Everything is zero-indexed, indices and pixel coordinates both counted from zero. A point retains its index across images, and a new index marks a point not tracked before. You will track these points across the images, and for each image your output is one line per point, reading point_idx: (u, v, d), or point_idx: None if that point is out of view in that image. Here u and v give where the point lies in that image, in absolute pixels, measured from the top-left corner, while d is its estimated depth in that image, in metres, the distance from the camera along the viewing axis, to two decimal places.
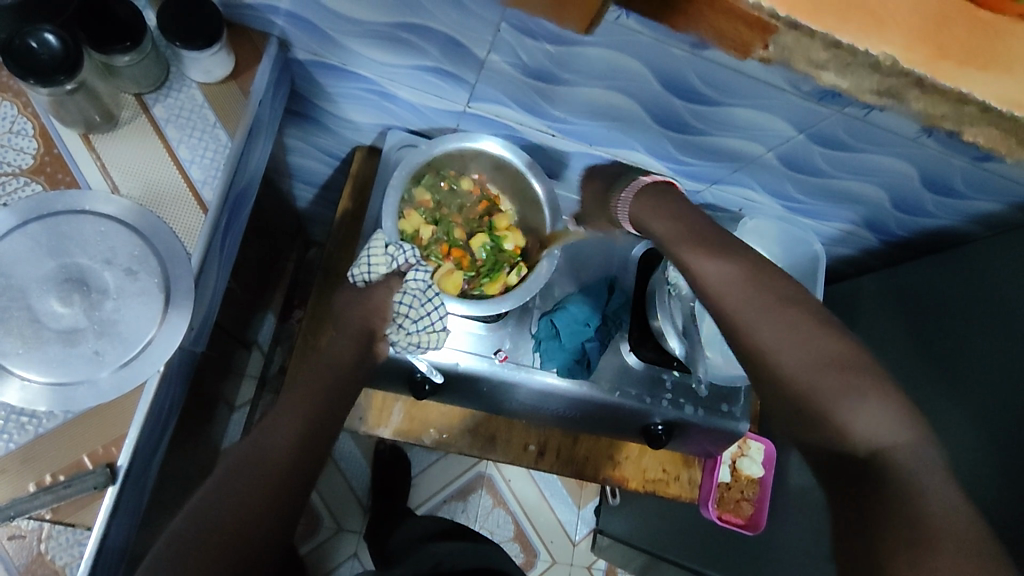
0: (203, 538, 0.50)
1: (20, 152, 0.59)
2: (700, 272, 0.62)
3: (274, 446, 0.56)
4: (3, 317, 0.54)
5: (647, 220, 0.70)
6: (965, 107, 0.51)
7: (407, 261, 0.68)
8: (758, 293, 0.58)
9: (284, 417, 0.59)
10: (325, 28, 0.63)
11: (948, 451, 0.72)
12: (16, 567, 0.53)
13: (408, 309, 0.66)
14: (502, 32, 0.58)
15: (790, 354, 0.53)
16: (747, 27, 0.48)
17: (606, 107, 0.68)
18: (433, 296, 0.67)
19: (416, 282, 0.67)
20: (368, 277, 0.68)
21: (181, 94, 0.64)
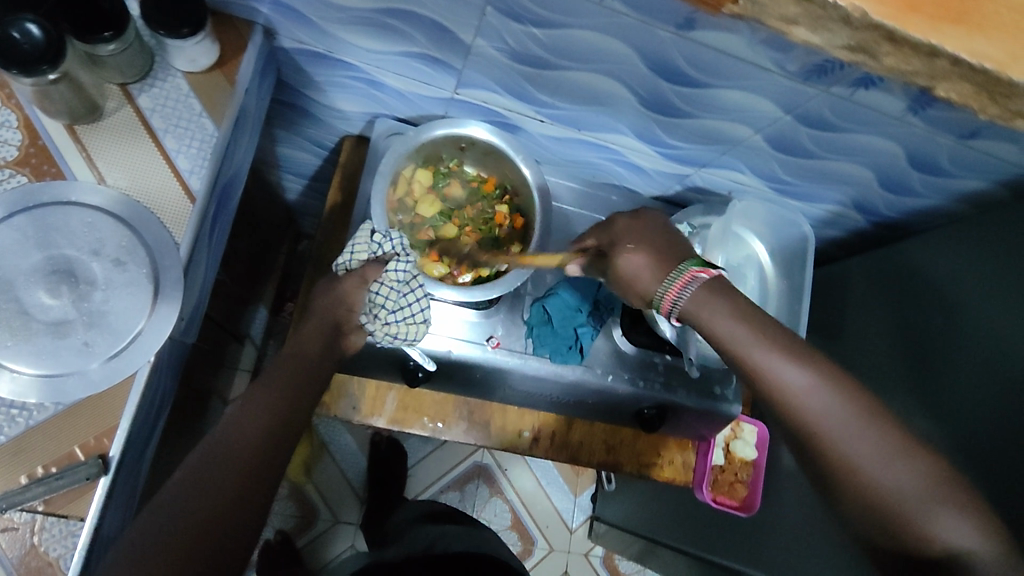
0: (163, 546, 0.47)
1: (4, 144, 0.58)
2: (775, 381, 0.50)
3: (236, 440, 0.54)
4: None
5: (699, 309, 0.55)
6: (937, 60, 0.45)
7: (393, 249, 0.67)
8: (842, 399, 0.48)
9: (247, 408, 0.56)
10: (311, 15, 0.63)
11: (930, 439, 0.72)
12: (11, 559, 0.53)
13: (386, 300, 0.65)
14: (487, 15, 0.58)
15: (894, 472, 0.46)
16: None
17: (594, 90, 0.67)
18: (415, 286, 0.67)
19: (395, 272, 0.66)
20: (349, 265, 0.67)
21: (166, 83, 0.63)
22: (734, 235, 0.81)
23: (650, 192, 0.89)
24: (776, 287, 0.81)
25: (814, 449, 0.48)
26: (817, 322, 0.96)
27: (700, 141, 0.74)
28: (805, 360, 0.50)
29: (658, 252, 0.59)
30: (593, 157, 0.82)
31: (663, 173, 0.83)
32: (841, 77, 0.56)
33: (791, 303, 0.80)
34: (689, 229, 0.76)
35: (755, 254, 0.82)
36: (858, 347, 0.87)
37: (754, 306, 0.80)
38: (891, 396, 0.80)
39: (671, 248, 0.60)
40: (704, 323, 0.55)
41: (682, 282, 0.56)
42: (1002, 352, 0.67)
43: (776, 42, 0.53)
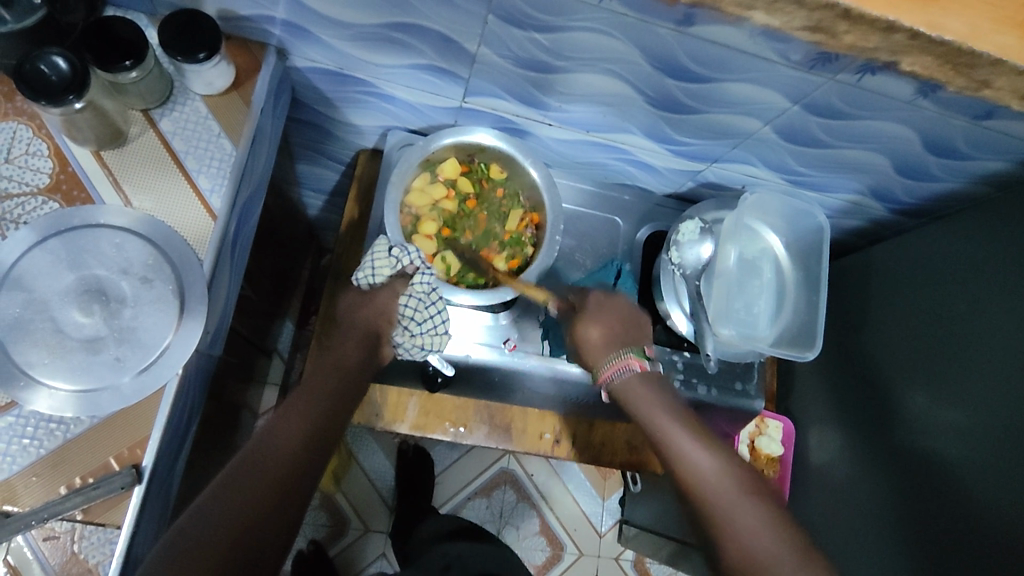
0: (211, 536, 0.49)
1: (36, 171, 0.61)
2: (688, 469, 0.58)
3: (272, 452, 0.54)
4: (29, 330, 0.57)
5: (624, 386, 0.63)
6: (895, 35, 0.48)
7: (412, 263, 0.68)
8: (738, 488, 0.57)
9: (281, 422, 0.57)
10: (321, 34, 0.66)
11: (962, 429, 0.70)
12: (52, 566, 0.55)
13: (414, 312, 0.67)
14: (489, 24, 0.60)
15: (729, 496, 0.57)
16: None
17: (599, 91, 0.68)
18: (436, 298, 0.68)
19: (422, 284, 0.68)
20: (372, 280, 0.67)
21: (186, 107, 0.66)
22: (746, 228, 0.77)
23: (663, 190, 0.89)
24: (795, 281, 0.77)
25: (706, 507, 0.57)
26: (844, 315, 0.93)
27: (708, 136, 0.74)
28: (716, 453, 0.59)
29: (616, 330, 0.66)
30: (602, 158, 0.83)
31: (673, 171, 0.83)
32: (846, 65, 0.56)
33: (810, 296, 0.76)
34: (701, 226, 0.74)
35: (771, 247, 0.78)
36: (884, 338, 0.85)
37: (772, 302, 0.77)
38: (915, 389, 0.78)
39: (635, 327, 0.67)
40: (627, 397, 0.63)
41: (623, 363, 0.63)
42: None
43: (776, 32, 0.54)
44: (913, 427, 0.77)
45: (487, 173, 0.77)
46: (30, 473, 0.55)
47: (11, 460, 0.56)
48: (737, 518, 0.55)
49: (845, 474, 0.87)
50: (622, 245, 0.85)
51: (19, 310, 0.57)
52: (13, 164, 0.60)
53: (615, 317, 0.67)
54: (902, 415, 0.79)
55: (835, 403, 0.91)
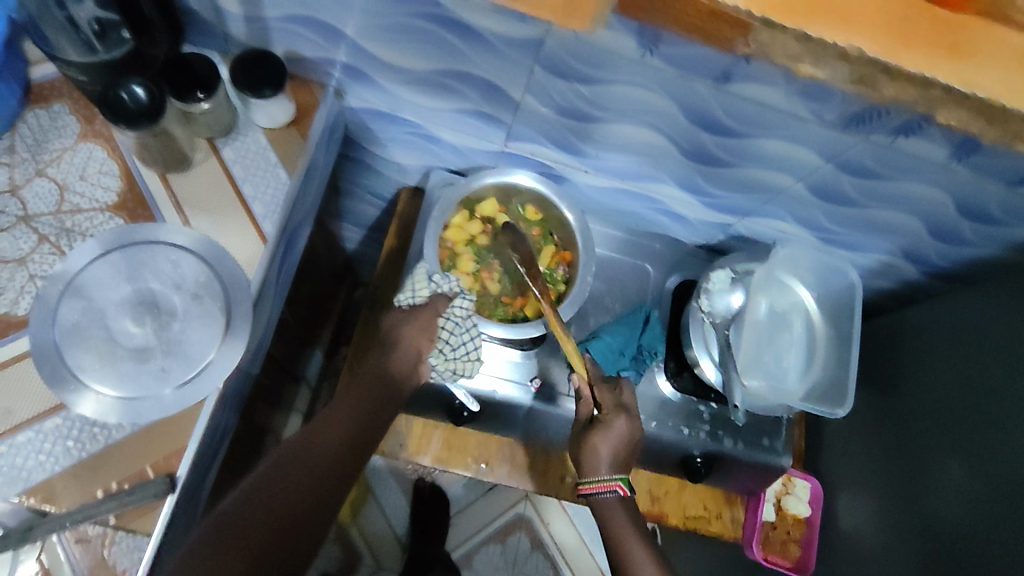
0: (250, 521, 0.52)
1: (106, 190, 0.65)
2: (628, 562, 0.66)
3: (308, 456, 0.57)
4: (84, 335, 0.59)
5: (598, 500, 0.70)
6: (932, 91, 0.51)
7: (452, 289, 0.71)
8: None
9: (319, 426, 0.60)
10: (377, 77, 0.70)
11: (990, 496, 0.70)
12: (83, 568, 0.57)
13: (449, 335, 0.68)
14: (536, 74, 0.63)
15: None
16: (727, 25, 0.50)
17: (635, 142, 0.71)
18: (471, 324, 0.69)
19: (460, 308, 0.69)
20: (413, 301, 0.70)
21: (248, 137, 0.69)
22: (778, 281, 0.78)
23: (693, 241, 0.90)
24: (824, 338, 0.77)
25: None
26: (875, 376, 0.92)
27: (741, 190, 0.76)
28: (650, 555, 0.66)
29: (619, 453, 0.70)
30: (637, 207, 0.85)
31: (705, 222, 0.85)
32: (881, 125, 0.58)
33: (840, 353, 0.76)
34: (732, 276, 0.75)
35: (801, 302, 0.78)
36: (913, 404, 0.84)
37: (802, 357, 0.76)
38: (946, 452, 0.77)
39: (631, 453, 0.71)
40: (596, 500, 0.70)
41: (606, 486, 0.68)
42: None
43: (812, 91, 0.56)
44: (942, 493, 0.76)
45: (522, 213, 0.79)
46: (69, 474, 0.57)
47: (54, 462, 0.57)
48: None
49: (872, 537, 0.86)
50: (652, 289, 0.86)
51: (77, 316, 0.60)
52: (86, 181, 0.64)
53: (621, 446, 0.70)
54: (931, 479, 0.79)
55: (863, 466, 0.90)
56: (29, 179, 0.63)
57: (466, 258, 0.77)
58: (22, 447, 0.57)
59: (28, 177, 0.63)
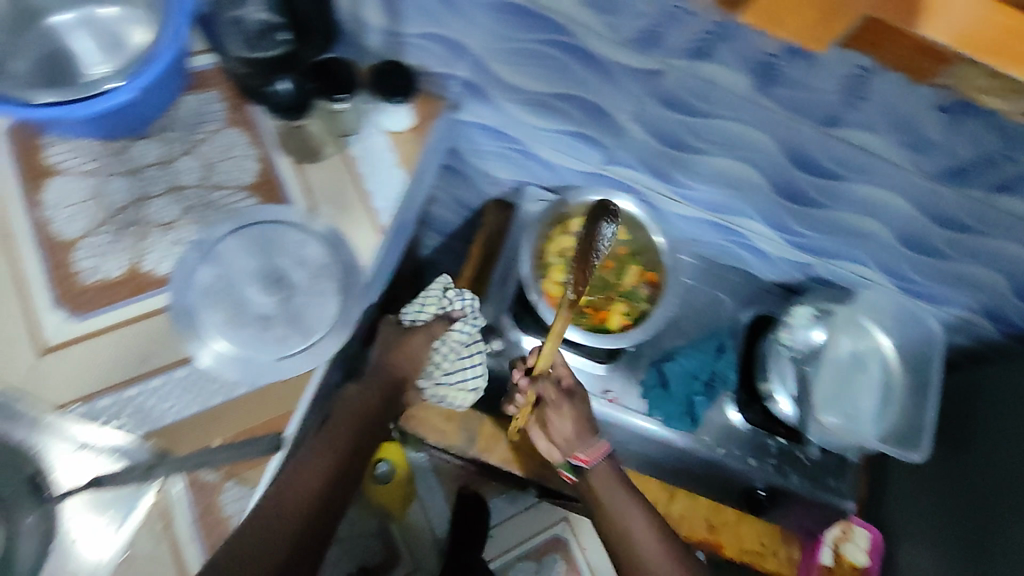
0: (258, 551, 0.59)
1: (245, 171, 0.71)
2: (620, 517, 0.73)
3: (311, 475, 0.65)
4: (217, 298, 0.65)
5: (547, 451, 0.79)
6: None
7: (463, 309, 0.79)
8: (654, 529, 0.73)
9: (317, 441, 0.67)
10: (494, 94, 0.76)
11: None
12: (193, 508, 0.61)
13: (440, 359, 0.80)
14: (647, 105, 0.68)
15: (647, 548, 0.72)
16: (925, 57, 0.45)
17: (729, 175, 0.75)
18: (467, 352, 0.81)
19: (461, 332, 0.79)
20: (417, 317, 0.77)
21: (372, 138, 0.75)
22: (858, 325, 0.81)
23: (769, 278, 0.92)
24: (900, 382, 0.79)
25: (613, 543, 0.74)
26: (943, 432, 0.92)
27: (827, 232, 0.78)
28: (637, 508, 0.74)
29: (579, 419, 0.75)
30: (719, 239, 0.88)
31: (784, 261, 0.87)
32: (979, 180, 0.61)
33: (914, 399, 0.79)
34: (810, 313, 0.81)
35: (879, 346, 0.80)
36: (976, 462, 0.84)
37: (876, 399, 0.79)
38: (1015, 517, 0.76)
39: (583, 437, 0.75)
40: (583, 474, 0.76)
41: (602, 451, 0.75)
42: None
43: (916, 142, 0.59)
44: (1008, 557, 0.76)
45: (611, 233, 0.82)
46: (189, 423, 0.63)
47: (174, 410, 0.63)
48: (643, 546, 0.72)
49: None
50: (726, 318, 0.89)
51: (212, 282, 0.65)
52: (229, 163, 0.71)
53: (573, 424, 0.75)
54: (998, 543, 0.78)
55: (920, 520, 0.90)
56: (180, 156, 0.70)
57: (558, 268, 0.81)
58: (152, 391, 0.62)
59: (180, 153, 0.70)
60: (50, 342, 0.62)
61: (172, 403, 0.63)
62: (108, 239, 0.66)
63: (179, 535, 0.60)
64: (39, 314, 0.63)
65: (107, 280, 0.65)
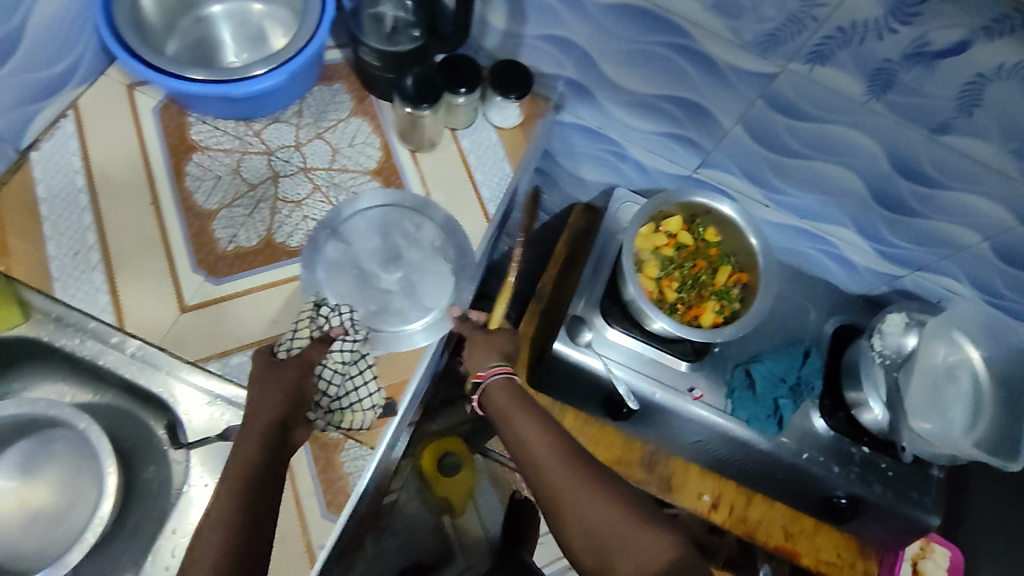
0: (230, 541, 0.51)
1: (368, 157, 0.76)
2: (535, 453, 0.62)
3: (248, 452, 0.55)
4: (343, 272, 0.69)
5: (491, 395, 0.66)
6: None
7: (338, 327, 0.64)
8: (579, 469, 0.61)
9: (254, 419, 0.57)
10: (599, 95, 0.80)
11: None
12: (314, 465, 0.64)
13: (327, 385, 0.63)
14: (754, 107, 0.71)
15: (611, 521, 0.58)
16: None
17: (826, 181, 0.77)
18: (354, 371, 0.64)
19: (338, 354, 0.63)
20: (291, 348, 0.64)
21: (483, 133, 0.80)
22: (950, 337, 0.80)
23: (852, 290, 0.93)
24: (993, 395, 0.78)
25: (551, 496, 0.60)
26: None
27: (920, 241, 0.79)
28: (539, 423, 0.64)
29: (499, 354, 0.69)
30: (805, 246, 0.90)
31: (871, 271, 0.88)
32: None
33: (1008, 411, 0.77)
34: (905, 320, 0.81)
35: (969, 360, 0.80)
36: None
37: (968, 411, 0.77)
38: None
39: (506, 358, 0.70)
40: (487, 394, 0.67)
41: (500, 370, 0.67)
42: None
43: None
44: None
45: (703, 234, 0.85)
46: None
47: (361, 396, 0.64)
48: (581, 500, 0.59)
49: None
50: (812, 328, 0.88)
51: (338, 256, 0.70)
52: (353, 148, 0.76)
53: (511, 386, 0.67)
54: None
55: (1019, 543, 0.88)
56: (310, 140, 0.76)
57: (651, 264, 0.84)
58: (334, 371, 0.63)
59: (309, 137, 0.76)
60: (189, 302, 0.67)
61: (354, 385, 0.64)
62: (244, 212, 0.72)
63: (301, 487, 0.63)
64: (180, 276, 0.68)
65: (243, 248, 0.70)
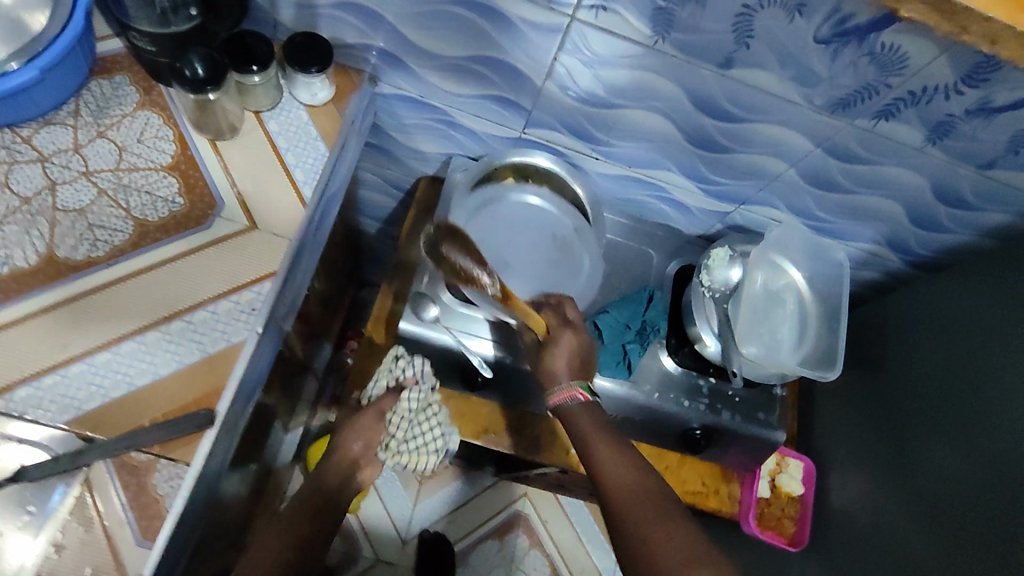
0: None
1: (161, 152, 0.70)
2: (602, 469, 0.65)
3: (268, 553, 0.63)
4: (219, 306, 0.66)
5: (572, 417, 0.71)
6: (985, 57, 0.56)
7: (408, 377, 0.83)
8: (644, 486, 0.63)
9: (283, 532, 0.66)
10: (410, 62, 0.77)
11: (970, 471, 0.74)
12: (125, 493, 0.60)
13: (401, 431, 0.82)
14: (558, 60, 0.70)
15: (651, 518, 0.59)
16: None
17: (643, 129, 0.78)
18: (422, 414, 0.83)
19: (409, 402, 0.82)
20: (372, 392, 0.83)
21: (291, 114, 0.75)
22: (771, 263, 0.85)
23: (692, 231, 0.97)
24: (817, 311, 0.84)
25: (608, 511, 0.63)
26: (861, 362, 0.98)
27: (739, 177, 0.82)
28: (609, 452, 0.67)
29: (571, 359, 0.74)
30: (642, 195, 0.91)
31: (704, 211, 0.92)
32: (864, 109, 0.66)
33: (830, 323, 0.83)
34: (730, 253, 0.83)
35: (792, 282, 0.85)
36: (896, 382, 0.90)
37: (795, 331, 0.83)
38: (931, 436, 0.82)
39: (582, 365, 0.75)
40: (576, 429, 0.70)
41: (569, 393, 0.72)
42: None
43: (805, 76, 0.64)
44: (927, 472, 0.81)
45: None
46: (118, 403, 0.61)
47: (425, 440, 0.83)
48: (638, 513, 0.60)
49: (863, 518, 0.90)
50: (655, 274, 0.92)
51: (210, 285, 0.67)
52: (143, 144, 0.70)
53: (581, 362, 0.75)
54: (918, 461, 0.83)
55: (855, 447, 0.95)
56: (90, 140, 0.69)
57: None
58: (403, 417, 0.82)
59: (89, 138, 0.69)
60: None
61: (422, 432, 0.83)
62: (19, 229, 0.64)
63: (111, 515, 0.59)
64: None
65: (23, 268, 0.63)
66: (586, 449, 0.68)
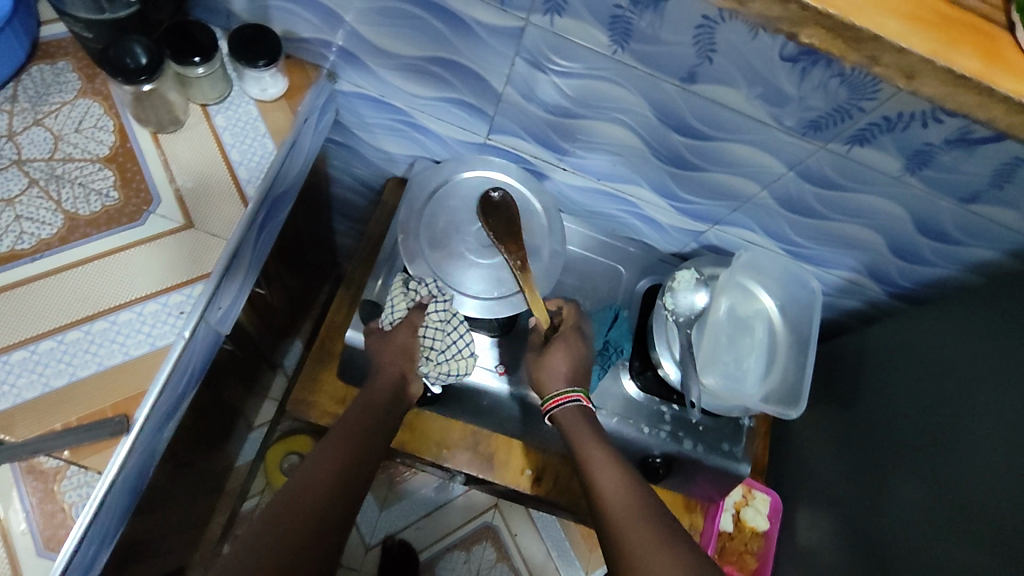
0: (276, 551, 0.50)
1: (99, 143, 0.68)
2: (596, 484, 0.63)
3: (324, 468, 0.58)
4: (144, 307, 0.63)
5: (570, 423, 0.70)
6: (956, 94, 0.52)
7: (427, 294, 0.75)
8: (633, 499, 0.60)
9: (327, 446, 0.61)
10: (369, 61, 0.74)
11: (935, 520, 0.70)
12: (29, 498, 0.57)
13: (433, 342, 0.73)
14: (516, 66, 0.67)
15: (638, 531, 0.56)
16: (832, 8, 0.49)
17: (610, 141, 0.74)
18: (452, 323, 0.74)
19: (435, 314, 0.73)
20: (393, 317, 0.75)
21: (239, 108, 0.73)
22: (741, 287, 0.82)
23: (667, 248, 0.93)
24: (786, 341, 0.81)
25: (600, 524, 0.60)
26: (837, 395, 0.93)
27: (710, 196, 0.78)
28: (604, 463, 0.64)
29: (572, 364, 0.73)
30: (613, 208, 0.88)
31: (678, 229, 0.88)
32: (837, 133, 0.62)
33: (798, 354, 0.80)
34: (697, 276, 0.79)
35: (761, 309, 0.82)
36: (870, 419, 0.85)
37: (762, 361, 0.80)
38: (901, 478, 0.77)
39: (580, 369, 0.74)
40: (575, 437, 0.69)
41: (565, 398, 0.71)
42: (1001, 434, 0.65)
43: (772, 95, 0.60)
44: (894, 518, 0.76)
45: None
46: (30, 405, 0.59)
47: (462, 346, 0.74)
48: (628, 528, 0.57)
49: (828, 560, 0.85)
50: (623, 291, 0.88)
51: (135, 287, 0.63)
52: (81, 134, 0.68)
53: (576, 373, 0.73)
54: (886, 504, 0.78)
55: (828, 487, 0.90)
56: (25, 127, 0.66)
57: None
58: (433, 330, 0.73)
59: (25, 125, 0.66)
60: None
61: (453, 340, 0.74)
62: None
63: (13, 522, 0.56)
64: None
65: None
66: (581, 453, 0.66)
